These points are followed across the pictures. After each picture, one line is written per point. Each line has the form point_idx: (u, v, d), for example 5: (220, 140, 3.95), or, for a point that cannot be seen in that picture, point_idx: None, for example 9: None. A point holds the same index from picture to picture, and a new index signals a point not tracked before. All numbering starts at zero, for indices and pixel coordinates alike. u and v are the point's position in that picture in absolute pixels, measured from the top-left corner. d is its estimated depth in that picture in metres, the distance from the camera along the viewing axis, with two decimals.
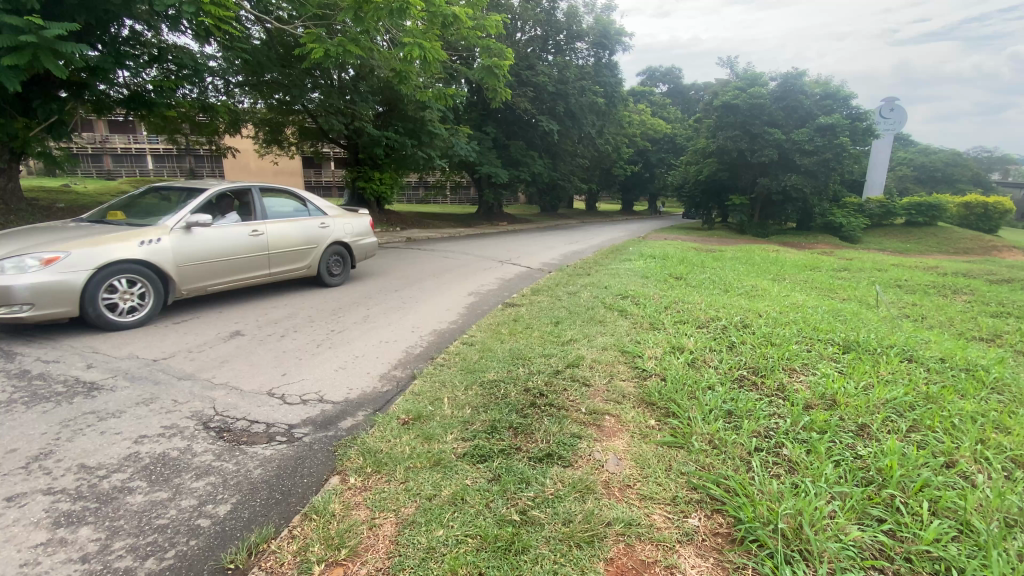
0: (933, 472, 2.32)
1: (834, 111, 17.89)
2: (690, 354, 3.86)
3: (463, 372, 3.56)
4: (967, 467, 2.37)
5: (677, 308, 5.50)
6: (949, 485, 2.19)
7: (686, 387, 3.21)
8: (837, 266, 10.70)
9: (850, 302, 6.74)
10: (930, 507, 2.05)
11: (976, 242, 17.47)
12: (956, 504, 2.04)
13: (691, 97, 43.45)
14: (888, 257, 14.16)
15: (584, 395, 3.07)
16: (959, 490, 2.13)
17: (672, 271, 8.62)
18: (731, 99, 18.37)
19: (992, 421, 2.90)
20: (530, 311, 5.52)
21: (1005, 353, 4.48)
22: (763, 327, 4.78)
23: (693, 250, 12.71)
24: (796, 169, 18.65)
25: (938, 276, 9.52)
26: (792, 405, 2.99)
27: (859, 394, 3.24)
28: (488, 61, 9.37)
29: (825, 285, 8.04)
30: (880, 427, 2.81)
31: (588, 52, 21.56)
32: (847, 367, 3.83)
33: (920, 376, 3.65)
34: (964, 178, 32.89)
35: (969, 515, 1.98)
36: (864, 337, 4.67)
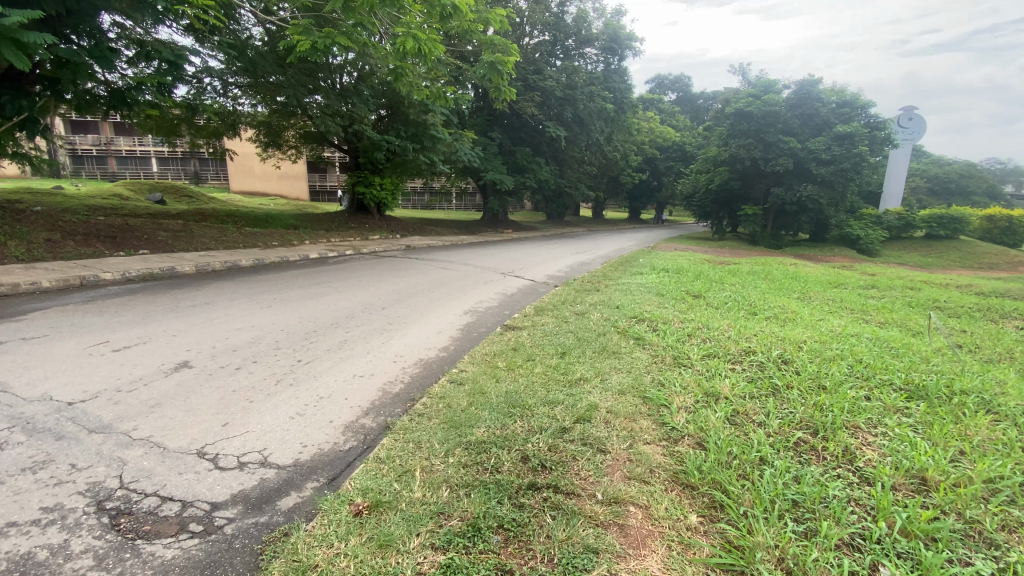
0: None
1: (853, 119, 17.08)
2: (728, 406, 3.10)
3: (445, 426, 2.84)
4: None
5: (703, 336, 4.74)
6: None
7: (731, 459, 2.45)
8: (863, 283, 9.88)
9: (893, 327, 5.93)
10: None
11: (1003, 258, 16.54)
12: None
13: (699, 106, 42.88)
14: (914, 272, 13.29)
15: (599, 471, 2.34)
16: None
17: (689, 287, 7.89)
18: (744, 106, 17.73)
19: None
20: (532, 337, 4.78)
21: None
22: (808, 364, 3.99)
23: (707, 263, 11.97)
24: (811, 179, 17.76)
25: (978, 296, 8.67)
26: (875, 490, 2.22)
27: (950, 468, 2.45)
28: (491, 57, 8.73)
29: (858, 306, 7.23)
30: (996, 526, 2.04)
31: (597, 57, 21.08)
32: (923, 424, 3.01)
33: (1014, 438, 2.84)
34: (980, 189, 31.87)
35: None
36: (927, 378, 3.79)
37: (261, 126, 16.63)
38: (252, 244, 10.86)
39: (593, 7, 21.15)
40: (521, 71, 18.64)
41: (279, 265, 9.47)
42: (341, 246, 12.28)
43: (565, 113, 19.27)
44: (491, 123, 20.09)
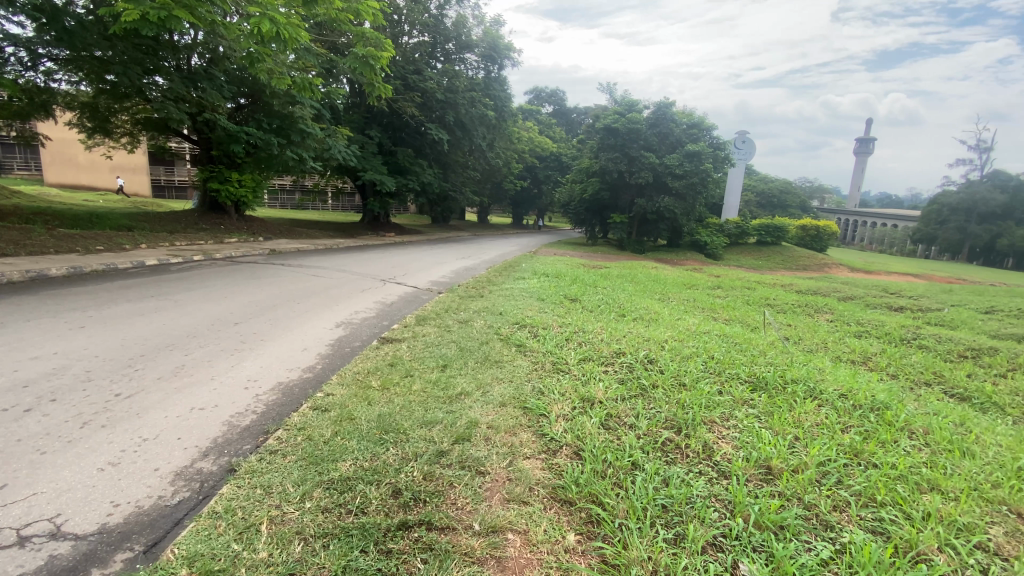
0: None
1: (700, 139, 19.22)
2: (602, 410, 3.09)
3: (304, 463, 2.47)
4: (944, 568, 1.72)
5: (579, 340, 4.81)
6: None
7: (607, 468, 2.43)
8: (711, 284, 11.07)
9: (736, 323, 6.61)
10: None
11: (812, 261, 19.87)
12: None
13: (574, 120, 45.36)
14: (749, 274, 15.33)
15: (477, 497, 2.18)
16: None
17: (566, 291, 8.15)
18: (611, 122, 19.11)
19: (931, 485, 2.23)
20: (411, 350, 4.49)
21: (892, 371, 4.23)
22: (671, 362, 4.07)
23: (582, 267, 12.58)
24: (668, 192, 19.67)
25: (798, 294, 10.15)
26: (732, 483, 2.27)
27: (789, 454, 2.53)
28: (363, 50, 8.21)
29: (709, 305, 8.02)
30: (829, 507, 2.10)
31: (477, 64, 21.24)
32: (765, 414, 3.09)
33: (835, 421, 2.91)
34: (795, 204, 38.15)
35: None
36: (765, 371, 3.93)
37: (84, 108, 13.92)
38: (68, 249, 8.97)
39: (473, 14, 21.16)
40: (398, 69, 17.91)
41: (106, 274, 7.92)
42: (188, 251, 10.66)
43: (446, 116, 19.01)
44: (369, 121, 19.11)
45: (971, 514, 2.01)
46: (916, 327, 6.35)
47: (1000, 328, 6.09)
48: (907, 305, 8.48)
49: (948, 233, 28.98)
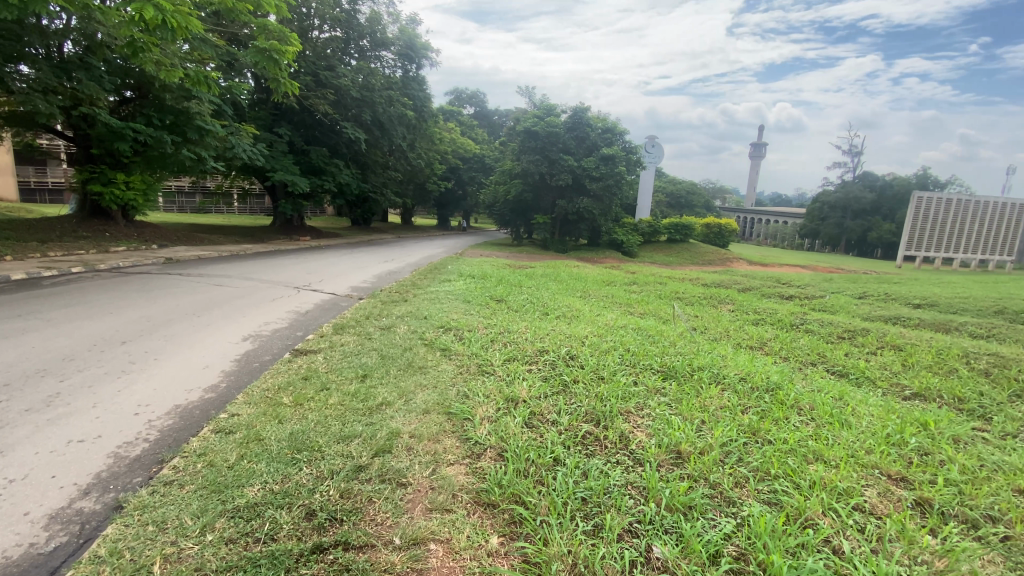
0: (802, 551, 1.71)
1: (614, 142, 20.14)
2: (526, 409, 3.10)
3: (204, 492, 2.27)
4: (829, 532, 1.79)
5: (504, 341, 4.84)
6: (834, 567, 1.65)
7: (529, 466, 2.42)
8: (628, 281, 11.63)
9: (650, 317, 6.99)
10: None
11: (716, 257, 21.57)
12: None
13: (495, 122, 45.67)
14: (662, 270, 16.32)
15: (398, 510, 2.12)
16: None
17: (491, 292, 8.18)
18: (531, 126, 19.60)
19: (816, 455, 2.36)
20: (328, 362, 4.27)
21: (784, 355, 4.67)
22: (591, 357, 4.21)
23: (507, 268, 12.69)
24: (586, 193, 20.39)
25: (704, 288, 10.97)
26: (646, 470, 2.28)
27: (696, 437, 2.59)
28: (264, 43, 7.71)
29: (625, 301, 8.42)
30: (732, 484, 2.15)
31: (394, 62, 20.78)
32: (675, 401, 3.24)
33: (736, 404, 3.09)
34: (700, 204, 41.19)
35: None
36: (675, 360, 4.17)
37: None
38: None
39: (388, 11, 20.62)
40: (308, 64, 16.95)
41: None
42: (65, 262, 9.42)
43: (363, 115, 18.34)
44: (277, 119, 17.98)
45: (851, 479, 2.13)
46: (803, 313, 7.08)
47: (868, 311, 6.96)
48: (796, 294, 9.43)
49: (828, 228, 32.68)
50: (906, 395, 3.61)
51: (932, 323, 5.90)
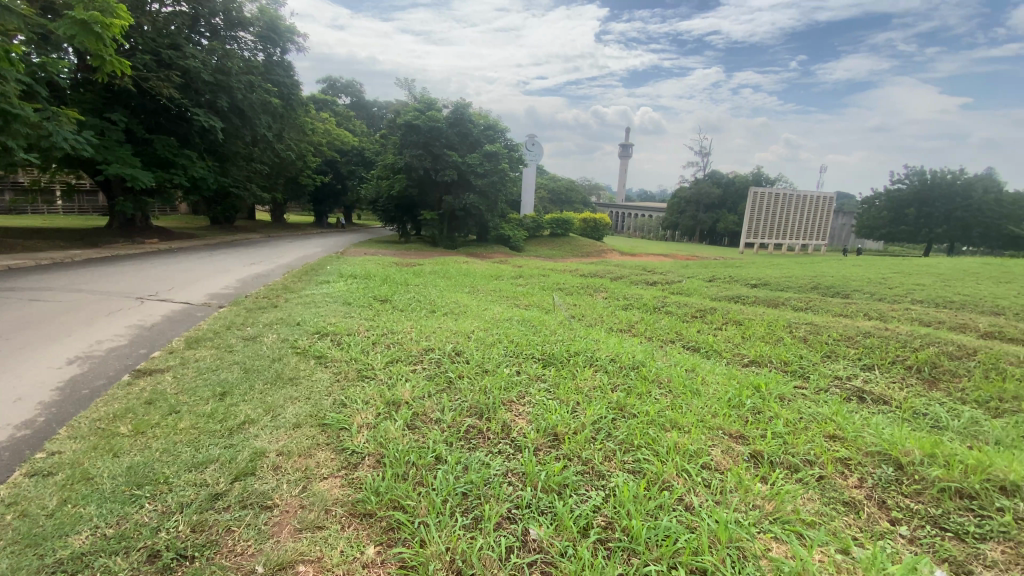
0: (660, 510, 1.87)
1: (496, 139, 20.48)
2: (407, 410, 3.01)
3: (8, 551, 1.87)
4: (683, 490, 1.98)
5: (386, 343, 4.66)
6: (686, 523, 1.78)
7: (409, 468, 2.35)
8: (514, 274, 11.92)
9: (534, 308, 7.23)
10: (683, 566, 1.59)
11: (594, 249, 23.05)
12: (697, 553, 1.63)
13: (373, 114, 43.41)
14: (545, 263, 17.01)
15: (261, 536, 1.94)
16: (694, 525, 1.76)
17: (374, 293, 7.84)
18: (411, 118, 19.04)
19: (674, 424, 2.62)
20: (180, 382, 3.76)
21: (651, 336, 5.13)
22: (475, 352, 4.21)
23: (392, 266, 12.28)
24: (471, 189, 20.46)
25: (583, 278, 11.65)
26: (524, 456, 2.34)
27: (572, 419, 2.71)
28: (83, 14, 6.50)
29: (511, 294, 8.61)
30: (603, 459, 2.28)
31: (253, 44, 18.85)
32: (554, 387, 3.35)
33: (608, 384, 3.31)
34: (579, 199, 43.66)
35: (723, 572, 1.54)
36: (555, 348, 4.33)
37: None
38: None
39: None
40: (146, 41, 14.64)
41: None
42: None
43: (218, 101, 16.37)
44: (109, 102, 15.29)
45: (701, 441, 2.40)
46: (667, 298, 7.84)
47: (717, 292, 7.92)
48: (660, 280, 10.42)
49: (686, 220, 36.65)
50: (745, 363, 4.18)
51: (765, 300, 6.90)
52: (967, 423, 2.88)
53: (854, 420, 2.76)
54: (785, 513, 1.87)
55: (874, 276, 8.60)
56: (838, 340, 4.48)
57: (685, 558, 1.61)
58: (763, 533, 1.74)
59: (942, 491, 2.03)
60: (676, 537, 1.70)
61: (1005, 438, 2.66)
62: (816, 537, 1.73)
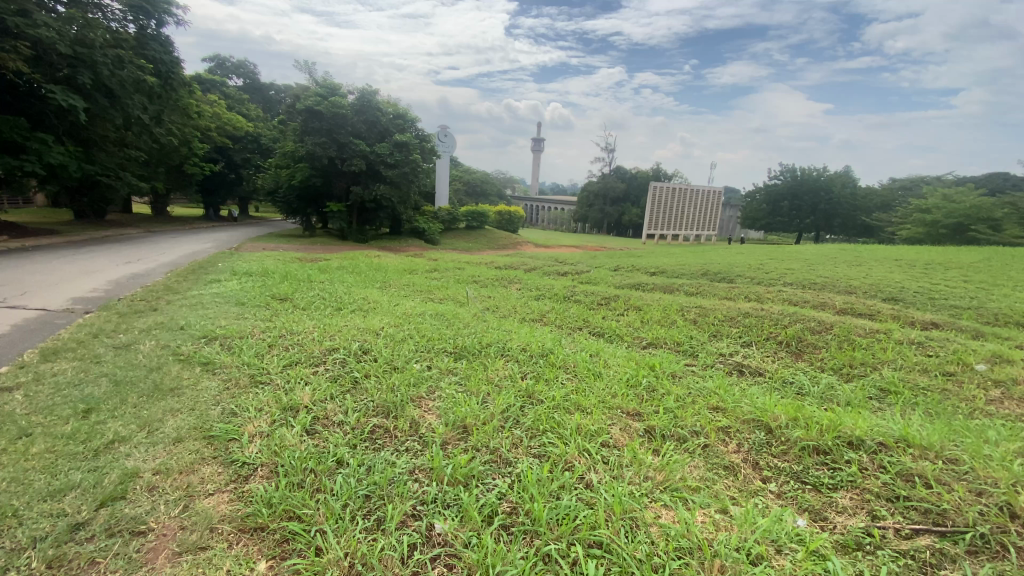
0: (561, 491, 1.94)
1: (406, 129, 19.92)
2: (307, 414, 2.83)
3: None
4: (583, 469, 2.07)
5: (285, 344, 4.35)
6: (586, 500, 1.87)
7: (308, 475, 2.22)
8: (427, 268, 11.72)
9: (446, 302, 7.16)
10: (581, 541, 1.66)
11: (508, 241, 23.33)
12: (595, 527, 1.71)
13: (271, 98, 39.94)
14: (460, 255, 16.93)
15: (132, 566, 1.73)
16: (593, 501, 1.84)
17: (273, 291, 7.29)
18: (313, 104, 17.74)
19: (578, 407, 2.73)
20: (29, 402, 3.22)
21: (560, 324, 5.31)
22: (383, 348, 4.05)
23: (295, 262, 11.51)
24: (382, 180, 19.73)
25: (497, 270, 11.75)
26: (431, 451, 2.30)
27: (480, 410, 2.71)
28: None
29: (424, 288, 8.45)
30: (509, 447, 2.31)
31: (122, 14, 16.44)
32: (464, 379, 3.33)
33: (517, 373, 3.36)
34: (492, 192, 43.87)
35: (617, 542, 1.62)
36: (466, 340, 4.30)
37: None
38: None
39: None
40: None
41: None
42: None
43: (80, 77, 14.15)
44: None
45: (602, 421, 2.52)
46: (576, 287, 8.14)
47: (621, 280, 8.37)
48: (570, 270, 10.80)
49: (595, 213, 38.28)
50: (645, 345, 4.47)
51: (664, 287, 7.40)
52: (824, 388, 3.32)
53: (733, 391, 3.06)
54: (674, 481, 2.02)
55: (755, 262, 9.58)
56: (723, 320, 4.94)
57: (583, 534, 1.68)
58: (654, 502, 1.87)
59: (803, 449, 2.31)
60: (576, 515, 1.77)
61: (852, 399, 3.11)
62: (699, 500, 1.89)
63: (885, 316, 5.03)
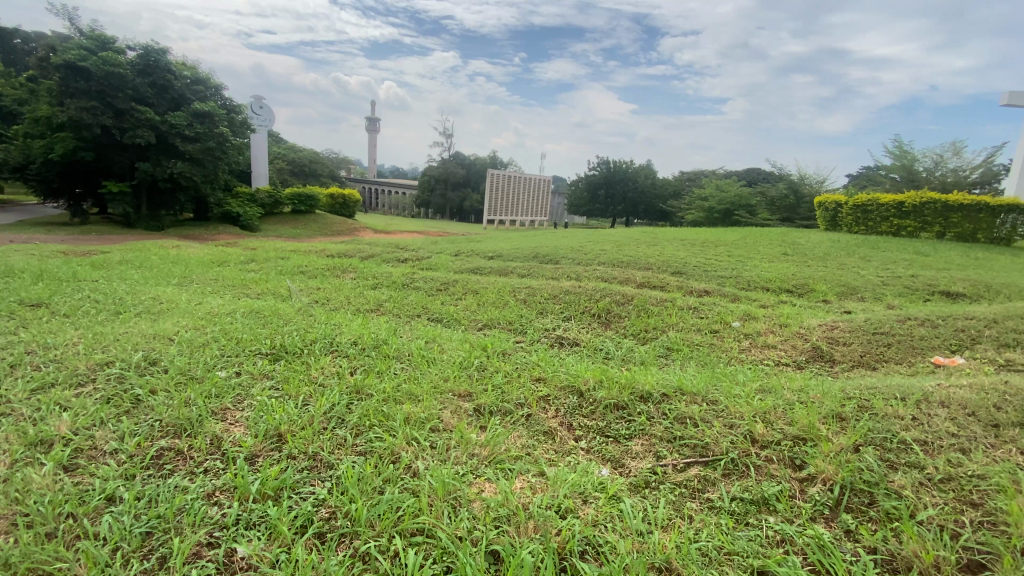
0: (385, 484, 1.90)
1: (209, 98, 17.14)
2: (65, 448, 2.27)
3: None
4: (409, 458, 2.06)
5: (34, 364, 3.41)
6: (410, 488, 1.87)
7: (63, 523, 1.79)
8: (243, 258, 10.34)
9: (266, 297, 6.39)
10: (403, 532, 1.65)
11: (343, 226, 21.89)
12: (419, 513, 1.72)
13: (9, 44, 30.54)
14: (286, 243, 15.30)
15: None
16: (416, 490, 1.84)
17: (18, 296, 5.66)
18: (74, 58, 14.02)
19: (408, 396, 2.70)
20: None
21: (395, 313, 5.18)
22: (179, 356, 3.45)
23: (56, 258, 9.13)
24: (180, 156, 16.70)
25: (328, 258, 10.90)
26: (236, 467, 2.05)
27: (299, 413, 2.50)
28: None
29: (239, 282, 7.43)
30: (330, 449, 2.18)
31: None
32: (281, 382, 3.03)
33: (343, 369, 3.18)
34: (323, 174, 40.57)
35: (439, 526, 1.65)
36: (286, 337, 3.91)
37: None
38: None
39: None
40: None
41: None
42: None
43: None
44: None
45: (432, 408, 2.54)
46: (413, 273, 8.01)
47: (460, 266, 8.47)
48: (409, 257, 10.55)
49: (436, 199, 38.05)
50: (480, 327, 4.62)
51: (499, 270, 7.70)
52: (627, 352, 3.83)
53: (553, 362, 3.34)
54: (497, 454, 2.13)
55: (578, 245, 10.53)
56: (548, 298, 5.35)
57: (405, 525, 1.67)
58: (477, 478, 1.95)
59: (607, 407, 2.63)
60: (397, 507, 1.75)
61: (646, 358, 3.67)
62: (519, 469, 2.03)
63: (674, 287, 5.98)
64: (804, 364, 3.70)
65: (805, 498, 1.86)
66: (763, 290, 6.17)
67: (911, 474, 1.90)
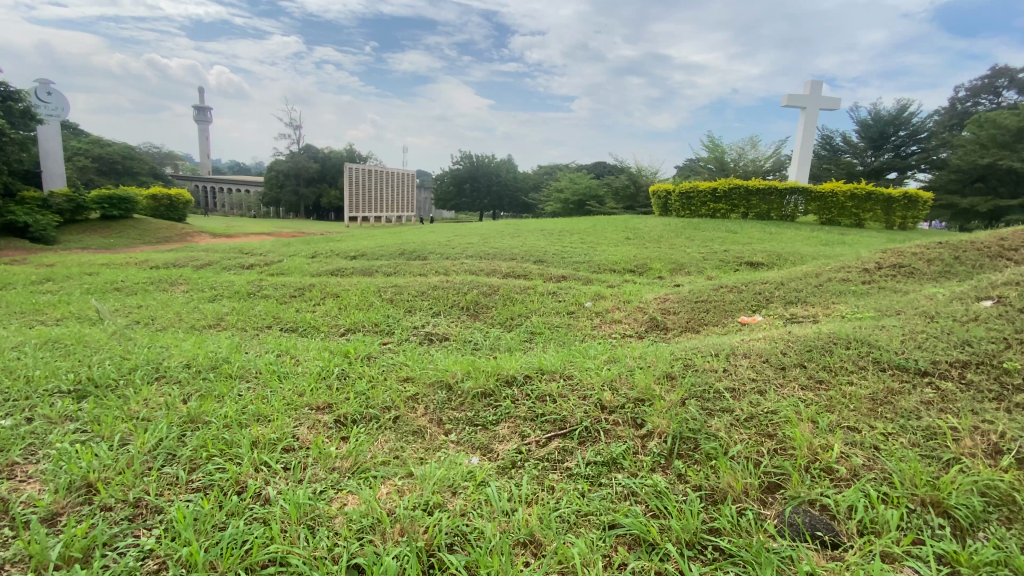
0: (231, 518, 1.71)
1: None
2: None
3: None
4: (258, 485, 1.89)
5: None
6: (261, 517, 1.71)
7: None
8: (30, 278, 8.36)
9: (66, 323, 5.26)
10: (254, 564, 1.51)
11: (173, 231, 18.98)
12: (271, 542, 1.59)
13: None
14: (94, 256, 12.75)
15: None
16: (268, 517, 1.70)
17: None
18: None
19: (256, 417, 2.46)
20: None
21: (240, 327, 4.65)
22: None
23: None
24: None
25: (151, 270, 9.33)
26: (27, 534, 1.67)
27: (117, 455, 2.13)
28: None
29: (26, 308, 6.01)
30: (158, 491, 1.90)
31: None
32: (90, 423, 2.53)
33: (174, 397, 2.78)
34: (142, 171, 34.63)
35: (294, 552, 1.54)
36: (95, 369, 3.28)
37: None
38: None
39: None
40: None
41: None
42: None
43: None
44: None
45: (284, 427, 2.35)
46: (260, 280, 7.27)
47: (317, 268, 7.92)
48: (257, 263, 9.54)
49: (287, 196, 34.91)
50: (342, 333, 4.38)
51: (361, 271, 7.36)
52: (492, 340, 3.95)
53: (418, 360, 3.31)
54: (361, 463, 2.05)
55: (443, 239, 10.52)
56: (413, 296, 5.26)
57: (255, 557, 1.53)
58: (338, 492, 1.86)
59: (473, 397, 2.69)
60: (244, 540, 1.60)
61: (509, 345, 3.82)
62: (385, 474, 1.98)
63: (535, 274, 6.30)
64: (644, 334, 4.17)
65: (646, 452, 2.11)
66: (611, 272, 6.82)
67: (725, 417, 2.27)
